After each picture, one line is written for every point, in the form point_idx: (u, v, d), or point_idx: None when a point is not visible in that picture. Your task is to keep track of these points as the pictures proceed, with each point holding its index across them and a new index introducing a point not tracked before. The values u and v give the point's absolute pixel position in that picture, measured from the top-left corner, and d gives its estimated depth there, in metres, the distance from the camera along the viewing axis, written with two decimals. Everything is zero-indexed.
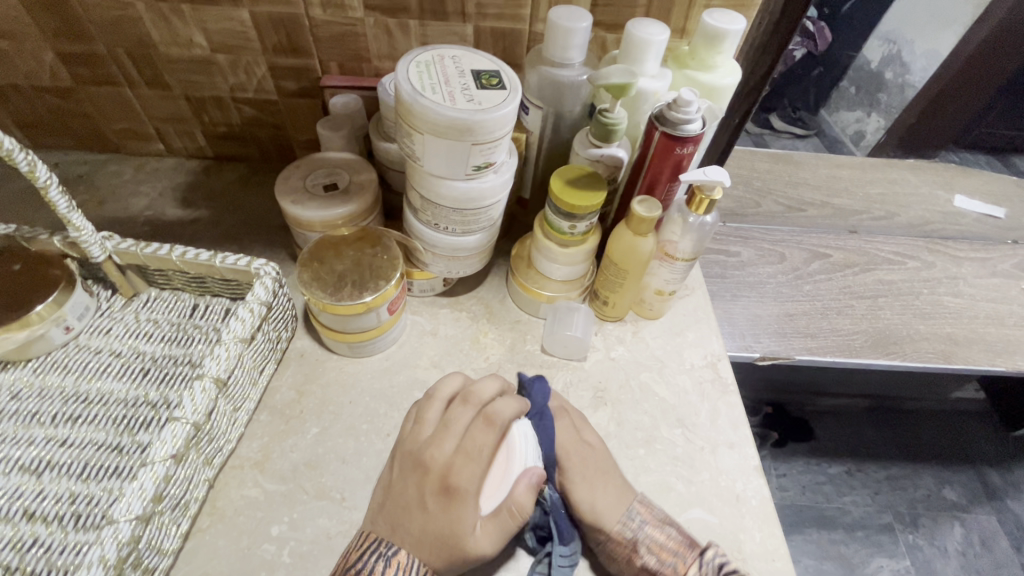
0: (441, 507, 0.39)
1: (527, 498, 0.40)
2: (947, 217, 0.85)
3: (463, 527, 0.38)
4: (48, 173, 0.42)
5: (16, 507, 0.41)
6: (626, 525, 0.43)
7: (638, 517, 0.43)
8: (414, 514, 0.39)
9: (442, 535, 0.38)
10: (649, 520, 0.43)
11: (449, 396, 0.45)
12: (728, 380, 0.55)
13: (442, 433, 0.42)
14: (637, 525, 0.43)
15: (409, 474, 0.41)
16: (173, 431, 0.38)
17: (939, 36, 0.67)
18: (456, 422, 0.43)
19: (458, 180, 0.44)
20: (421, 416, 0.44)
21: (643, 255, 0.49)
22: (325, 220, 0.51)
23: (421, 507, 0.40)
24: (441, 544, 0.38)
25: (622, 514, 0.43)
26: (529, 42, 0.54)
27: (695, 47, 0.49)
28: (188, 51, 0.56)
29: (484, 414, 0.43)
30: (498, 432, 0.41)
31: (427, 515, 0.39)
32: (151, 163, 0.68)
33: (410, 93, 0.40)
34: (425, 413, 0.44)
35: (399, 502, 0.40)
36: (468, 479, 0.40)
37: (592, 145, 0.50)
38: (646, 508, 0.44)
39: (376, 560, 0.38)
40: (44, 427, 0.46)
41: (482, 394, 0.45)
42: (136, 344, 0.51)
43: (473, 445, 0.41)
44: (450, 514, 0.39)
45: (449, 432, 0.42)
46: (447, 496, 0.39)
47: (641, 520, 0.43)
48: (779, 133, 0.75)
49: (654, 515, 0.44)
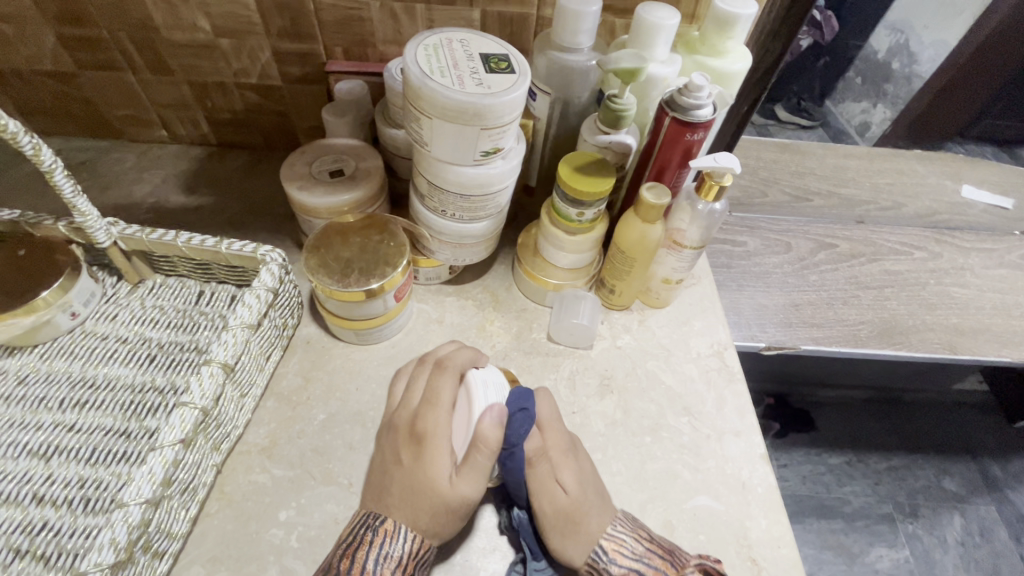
0: (413, 457, 0.40)
1: (491, 432, 0.39)
2: (954, 208, 0.84)
3: (434, 474, 0.39)
4: (53, 157, 0.42)
5: (24, 491, 0.41)
6: (592, 565, 0.40)
7: (609, 552, 0.40)
8: (393, 473, 0.41)
9: (417, 485, 0.39)
10: (615, 558, 0.40)
11: (422, 356, 0.46)
12: (734, 369, 0.55)
13: (410, 393, 0.44)
14: (604, 562, 0.40)
15: (385, 439, 0.43)
16: (181, 416, 0.38)
17: (948, 26, 0.66)
18: (425, 380, 0.44)
19: (467, 165, 0.43)
20: (396, 385, 0.46)
21: (651, 242, 0.49)
22: (331, 206, 0.51)
23: (396, 464, 0.41)
24: (418, 494, 0.39)
25: (591, 550, 0.40)
26: (537, 26, 0.53)
27: (706, 32, 0.49)
28: (191, 35, 0.55)
29: (445, 363, 0.44)
30: (455, 376, 0.43)
31: (403, 470, 0.40)
32: (154, 150, 0.68)
33: (419, 76, 0.39)
34: (396, 382, 0.47)
35: (379, 468, 0.42)
36: (434, 423, 0.41)
37: (600, 132, 0.49)
38: (616, 543, 0.41)
39: (367, 530, 0.38)
40: (52, 412, 0.46)
41: (450, 354, 0.44)
42: (142, 330, 0.51)
43: (435, 392, 0.42)
44: (421, 462, 0.40)
45: (415, 389, 0.44)
46: (417, 445, 0.40)
47: (608, 559, 0.40)
48: (783, 123, 0.75)
49: (626, 548, 0.40)
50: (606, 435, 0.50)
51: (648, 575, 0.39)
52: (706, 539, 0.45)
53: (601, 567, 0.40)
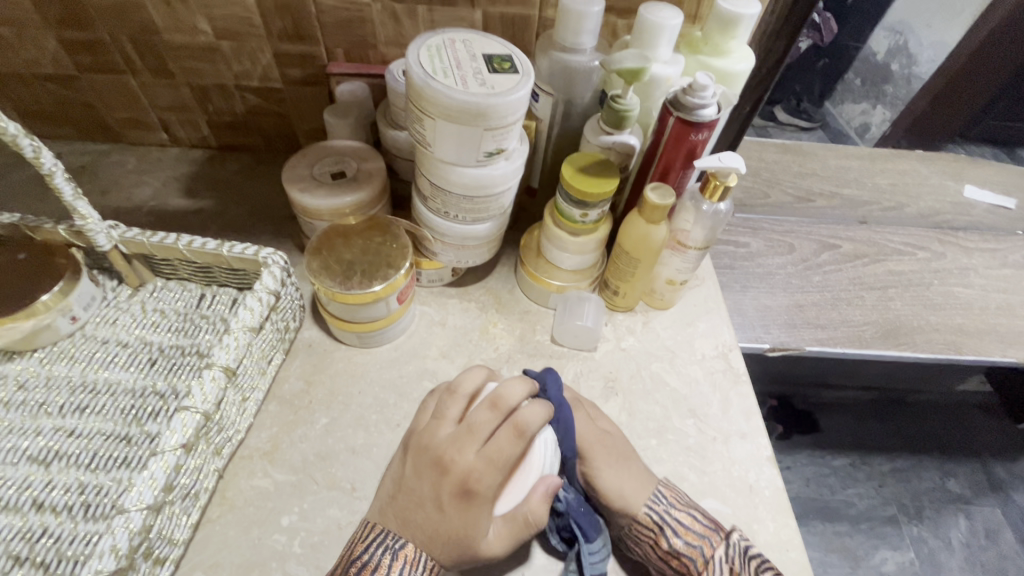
0: (459, 510, 0.38)
1: (540, 507, 0.39)
2: (956, 208, 0.84)
3: (477, 529, 0.38)
4: (53, 160, 0.42)
5: (25, 497, 0.41)
6: (651, 509, 0.43)
7: (665, 497, 0.43)
8: (428, 511, 0.39)
9: (454, 533, 0.38)
10: (674, 503, 0.43)
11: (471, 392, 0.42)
12: (739, 370, 0.55)
13: (462, 435, 0.39)
14: (663, 505, 0.43)
15: (425, 473, 0.39)
16: (182, 420, 0.38)
17: (947, 28, 0.65)
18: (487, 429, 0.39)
19: (469, 166, 0.43)
20: (442, 412, 0.42)
21: (656, 243, 0.49)
22: (333, 208, 0.51)
23: (436, 505, 0.38)
24: (453, 542, 0.38)
25: (649, 492, 0.44)
26: (539, 27, 0.53)
27: (709, 32, 0.48)
28: (191, 38, 0.55)
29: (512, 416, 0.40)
30: (524, 444, 0.38)
31: (443, 516, 0.38)
32: (155, 153, 0.68)
33: (421, 76, 0.39)
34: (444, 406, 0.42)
35: (412, 496, 0.39)
36: (490, 486, 0.38)
37: (604, 132, 0.49)
38: (671, 491, 0.44)
39: (387, 552, 0.38)
40: (53, 417, 0.45)
41: (504, 390, 0.40)
42: (143, 334, 0.51)
43: (497, 456, 0.38)
44: (470, 515, 0.38)
45: (472, 437, 0.39)
46: (468, 499, 0.38)
47: (667, 502, 0.43)
48: (782, 124, 0.75)
49: (679, 498, 0.44)
50: None
51: (705, 520, 0.42)
52: None
53: (662, 516, 0.42)
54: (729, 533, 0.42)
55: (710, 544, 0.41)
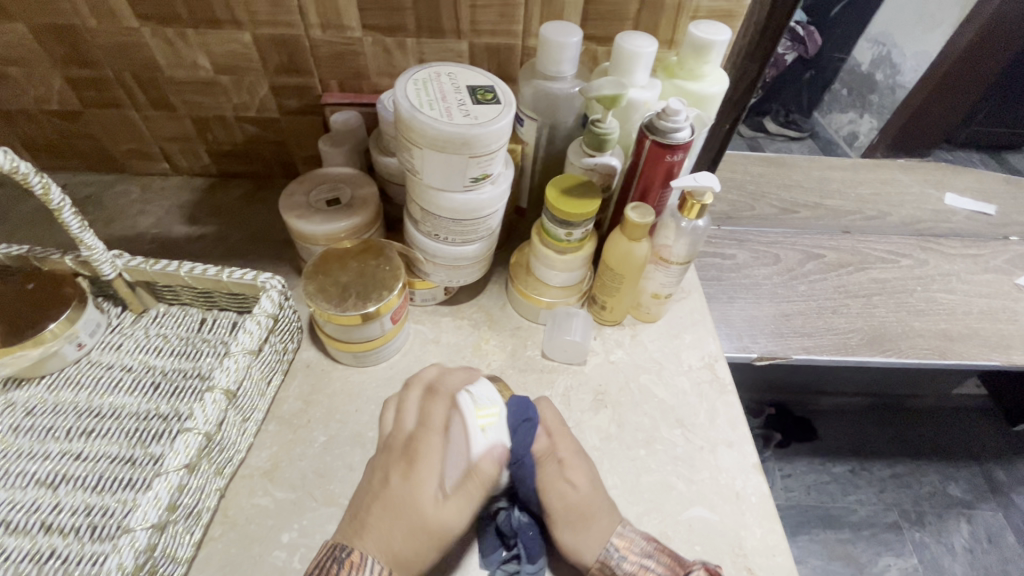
0: (402, 476, 0.41)
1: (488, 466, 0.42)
2: (938, 215, 0.86)
3: (420, 493, 0.41)
4: (61, 195, 0.44)
5: (33, 520, 0.42)
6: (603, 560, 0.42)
7: (620, 550, 0.42)
8: (379, 492, 0.41)
9: (399, 502, 0.40)
10: (626, 555, 0.42)
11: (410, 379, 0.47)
12: (726, 380, 0.56)
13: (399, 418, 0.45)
14: (616, 559, 0.42)
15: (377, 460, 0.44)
16: (186, 441, 0.39)
17: (927, 37, 0.68)
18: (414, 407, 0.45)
19: (457, 191, 0.45)
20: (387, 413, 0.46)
21: (638, 259, 0.51)
22: (329, 233, 0.53)
23: (384, 482, 0.42)
24: (398, 513, 0.40)
25: (602, 547, 0.42)
26: (522, 56, 0.55)
27: (683, 58, 0.51)
28: (192, 73, 0.58)
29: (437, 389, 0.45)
30: (447, 403, 0.44)
31: (390, 488, 0.41)
32: (157, 183, 0.70)
33: (409, 109, 0.42)
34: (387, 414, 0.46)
35: (365, 488, 0.42)
36: (427, 446, 0.42)
37: (586, 155, 0.51)
38: (625, 541, 0.42)
39: (332, 562, 0.37)
40: (59, 442, 0.47)
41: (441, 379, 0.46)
42: (147, 359, 0.52)
43: (429, 417, 0.43)
44: (411, 482, 0.41)
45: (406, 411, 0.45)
46: (409, 464, 0.42)
47: (620, 555, 0.42)
48: (772, 134, 0.77)
49: (633, 549, 0.42)
50: (601, 449, 0.51)
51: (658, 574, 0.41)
52: (703, 550, 0.46)
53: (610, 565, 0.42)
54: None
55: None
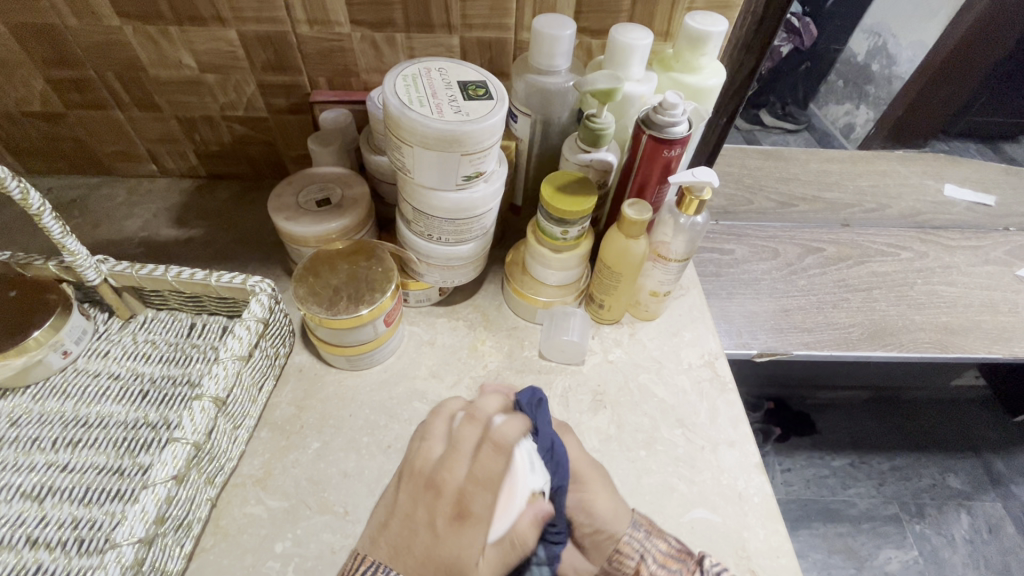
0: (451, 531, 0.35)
1: (527, 530, 0.35)
2: (936, 206, 0.85)
3: (468, 553, 0.34)
4: (41, 200, 0.43)
5: (18, 534, 0.41)
6: (631, 536, 0.42)
7: (643, 526, 0.43)
8: (419, 540, 0.35)
9: (446, 561, 0.34)
10: (651, 531, 0.43)
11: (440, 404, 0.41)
12: (726, 378, 0.55)
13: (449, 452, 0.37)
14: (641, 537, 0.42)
15: (416, 492, 0.37)
16: (173, 452, 0.38)
17: (923, 27, 0.67)
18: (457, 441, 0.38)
19: (449, 190, 0.44)
20: (426, 433, 0.40)
21: (636, 257, 0.50)
22: (319, 235, 0.51)
23: (429, 528, 0.35)
24: (445, 572, 0.34)
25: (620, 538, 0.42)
26: (515, 50, 0.54)
27: (679, 50, 0.50)
28: (176, 72, 0.56)
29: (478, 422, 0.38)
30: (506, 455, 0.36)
31: (435, 540, 0.35)
32: (145, 185, 0.69)
33: (398, 107, 0.40)
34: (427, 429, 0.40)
35: (404, 526, 0.36)
36: (484, 501, 0.35)
37: (581, 151, 0.50)
38: (647, 520, 0.43)
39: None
40: (46, 453, 0.46)
41: (480, 404, 0.40)
42: (135, 366, 0.51)
43: (481, 469, 0.36)
44: (456, 539, 0.35)
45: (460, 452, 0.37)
46: (459, 520, 0.35)
47: (644, 533, 0.42)
48: (767, 128, 0.75)
49: (654, 525, 0.43)
50: (601, 451, 0.50)
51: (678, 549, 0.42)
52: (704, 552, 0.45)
53: (641, 543, 0.42)
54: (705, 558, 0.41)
55: (687, 569, 0.41)
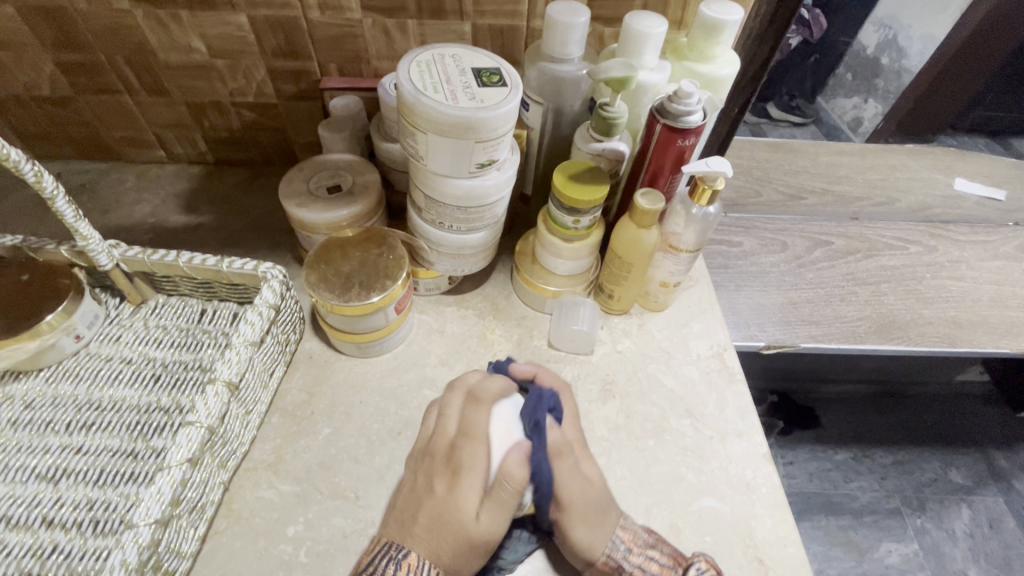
0: (447, 488, 0.39)
1: (518, 470, 0.39)
2: (947, 201, 0.84)
3: (465, 507, 0.38)
4: (55, 183, 0.43)
5: (34, 514, 0.42)
6: (610, 555, 0.41)
7: (625, 542, 0.41)
8: (423, 501, 0.39)
9: (447, 517, 0.38)
10: (631, 548, 0.41)
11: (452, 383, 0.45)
12: (734, 369, 0.55)
13: (443, 421, 0.42)
14: (622, 552, 0.41)
15: (421, 465, 0.42)
16: (188, 435, 0.38)
17: (934, 20, 0.67)
18: (457, 413, 0.42)
19: (462, 177, 0.44)
20: (431, 412, 0.45)
21: (647, 247, 0.50)
22: (331, 221, 0.51)
23: (430, 489, 0.39)
24: (443, 527, 0.37)
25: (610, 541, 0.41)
26: (527, 38, 0.54)
27: (693, 39, 0.49)
28: (186, 56, 0.56)
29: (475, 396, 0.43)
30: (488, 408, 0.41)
31: (434, 498, 0.39)
32: (154, 171, 0.69)
33: (412, 92, 0.40)
34: (429, 412, 0.45)
35: (410, 497, 0.40)
36: (472, 455, 0.39)
37: (594, 139, 0.50)
38: (630, 534, 0.42)
39: (391, 562, 0.36)
40: (59, 435, 0.46)
41: (483, 385, 0.43)
42: (147, 351, 0.51)
43: (471, 424, 0.40)
44: (454, 494, 0.38)
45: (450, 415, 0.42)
46: (454, 476, 0.39)
47: (625, 549, 0.41)
48: (775, 121, 0.76)
49: (636, 541, 0.42)
50: (609, 439, 0.50)
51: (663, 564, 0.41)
52: (712, 541, 0.45)
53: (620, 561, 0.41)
54: (691, 566, 0.41)
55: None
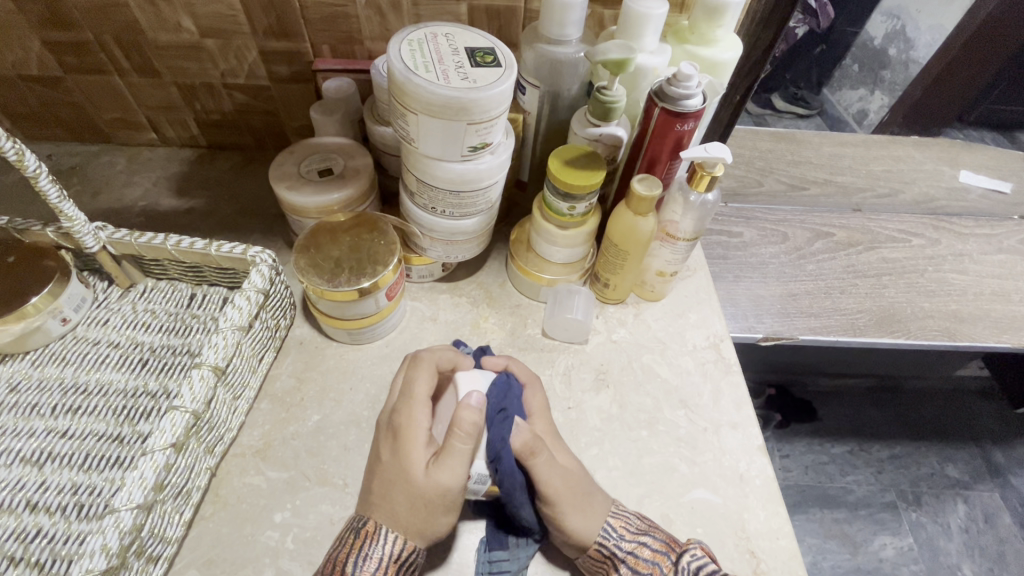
0: (391, 452, 0.40)
1: (470, 416, 0.37)
2: (951, 193, 0.83)
3: (411, 465, 0.38)
4: (37, 162, 0.42)
5: (18, 498, 0.41)
6: (603, 542, 0.41)
7: (615, 529, 0.41)
8: (375, 470, 0.40)
9: (394, 478, 0.39)
10: (624, 533, 0.41)
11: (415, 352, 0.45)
12: (731, 360, 0.55)
13: (395, 391, 0.44)
14: (613, 539, 0.41)
15: (374, 435, 0.43)
16: (172, 419, 0.38)
17: (945, 11, 0.65)
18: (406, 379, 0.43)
19: (454, 161, 0.43)
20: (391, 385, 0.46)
21: (643, 235, 0.49)
22: (321, 205, 0.50)
23: (377, 459, 0.41)
24: (397, 485, 0.38)
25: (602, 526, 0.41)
26: (525, 19, 0.52)
27: (695, 21, 0.48)
28: (175, 36, 0.54)
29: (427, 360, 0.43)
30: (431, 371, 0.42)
31: (382, 465, 0.40)
32: (145, 153, 0.68)
33: (403, 71, 0.39)
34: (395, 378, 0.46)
35: (366, 467, 0.42)
36: (409, 418, 0.40)
37: (591, 125, 0.49)
38: (620, 520, 0.42)
39: (352, 532, 0.39)
40: (45, 419, 0.46)
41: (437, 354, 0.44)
42: (135, 335, 0.51)
43: (411, 386, 0.41)
44: (398, 457, 0.39)
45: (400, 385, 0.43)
46: (394, 440, 0.40)
47: (616, 536, 0.41)
48: (780, 112, 0.75)
49: (628, 526, 0.42)
50: (602, 429, 0.50)
51: (657, 549, 0.41)
52: (704, 533, 0.45)
53: (613, 549, 0.41)
54: (687, 551, 0.40)
55: (660, 570, 0.40)
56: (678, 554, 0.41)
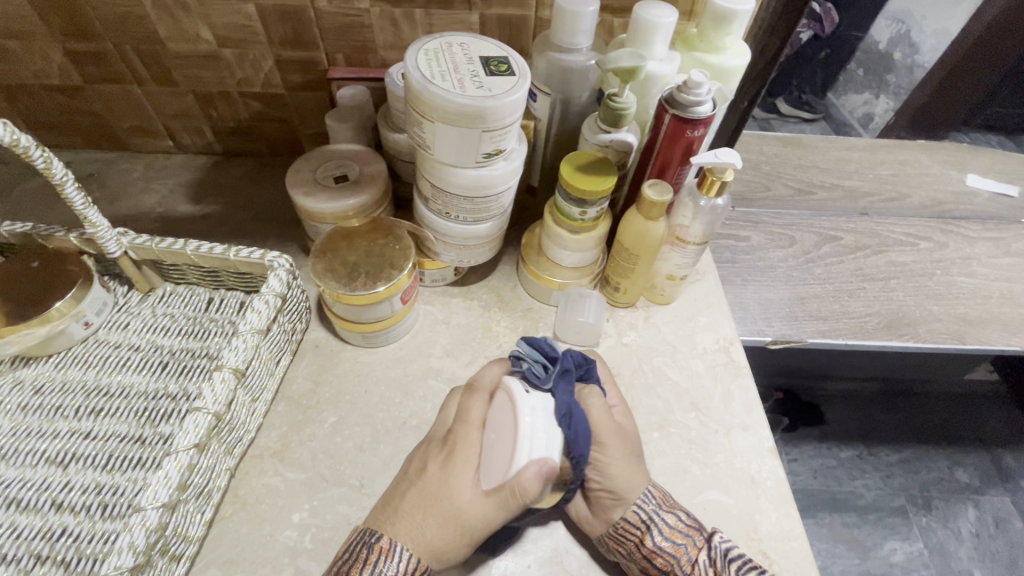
0: (439, 468, 0.40)
1: (527, 478, 0.36)
2: (960, 197, 0.83)
3: (454, 485, 0.39)
4: (64, 170, 0.43)
5: (44, 498, 0.42)
6: (641, 506, 0.43)
7: (655, 497, 0.44)
8: (414, 480, 0.41)
9: (436, 492, 0.39)
10: (662, 504, 0.44)
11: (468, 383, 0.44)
12: (741, 364, 0.55)
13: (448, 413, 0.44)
14: (653, 506, 0.43)
15: (418, 451, 0.43)
16: (195, 421, 0.39)
17: (951, 13, 0.66)
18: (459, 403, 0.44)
19: (469, 168, 0.44)
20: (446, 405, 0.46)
21: (654, 239, 0.49)
22: (337, 212, 0.51)
23: (421, 470, 0.41)
24: (434, 502, 0.39)
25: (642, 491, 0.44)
26: (535, 28, 0.53)
27: (704, 29, 0.49)
28: (194, 46, 0.56)
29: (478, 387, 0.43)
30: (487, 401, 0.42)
31: (425, 478, 0.40)
32: (161, 161, 0.69)
33: (420, 81, 0.40)
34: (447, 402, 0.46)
35: (404, 477, 0.42)
36: (464, 441, 0.40)
37: (602, 130, 0.50)
38: (659, 492, 0.44)
39: (363, 547, 0.38)
40: (68, 420, 0.47)
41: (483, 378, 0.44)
42: (154, 338, 0.52)
43: (466, 412, 0.42)
44: (444, 473, 0.40)
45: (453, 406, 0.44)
46: (446, 458, 0.40)
47: (656, 503, 0.43)
48: (785, 116, 0.77)
49: (666, 499, 0.44)
50: None
51: (689, 523, 0.43)
52: None
53: (651, 514, 0.43)
54: (712, 536, 0.43)
55: (692, 544, 0.42)
56: (704, 535, 0.43)
